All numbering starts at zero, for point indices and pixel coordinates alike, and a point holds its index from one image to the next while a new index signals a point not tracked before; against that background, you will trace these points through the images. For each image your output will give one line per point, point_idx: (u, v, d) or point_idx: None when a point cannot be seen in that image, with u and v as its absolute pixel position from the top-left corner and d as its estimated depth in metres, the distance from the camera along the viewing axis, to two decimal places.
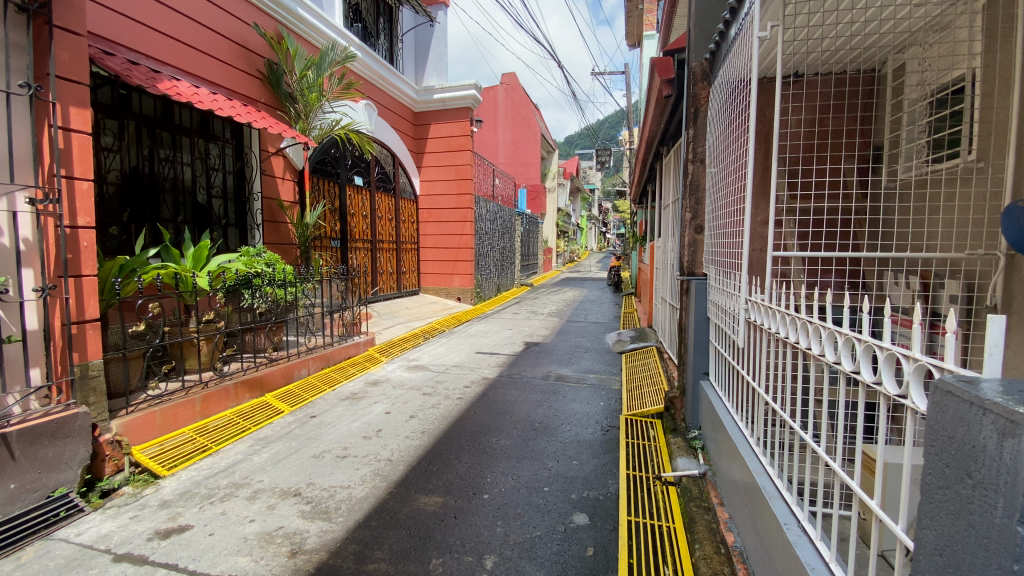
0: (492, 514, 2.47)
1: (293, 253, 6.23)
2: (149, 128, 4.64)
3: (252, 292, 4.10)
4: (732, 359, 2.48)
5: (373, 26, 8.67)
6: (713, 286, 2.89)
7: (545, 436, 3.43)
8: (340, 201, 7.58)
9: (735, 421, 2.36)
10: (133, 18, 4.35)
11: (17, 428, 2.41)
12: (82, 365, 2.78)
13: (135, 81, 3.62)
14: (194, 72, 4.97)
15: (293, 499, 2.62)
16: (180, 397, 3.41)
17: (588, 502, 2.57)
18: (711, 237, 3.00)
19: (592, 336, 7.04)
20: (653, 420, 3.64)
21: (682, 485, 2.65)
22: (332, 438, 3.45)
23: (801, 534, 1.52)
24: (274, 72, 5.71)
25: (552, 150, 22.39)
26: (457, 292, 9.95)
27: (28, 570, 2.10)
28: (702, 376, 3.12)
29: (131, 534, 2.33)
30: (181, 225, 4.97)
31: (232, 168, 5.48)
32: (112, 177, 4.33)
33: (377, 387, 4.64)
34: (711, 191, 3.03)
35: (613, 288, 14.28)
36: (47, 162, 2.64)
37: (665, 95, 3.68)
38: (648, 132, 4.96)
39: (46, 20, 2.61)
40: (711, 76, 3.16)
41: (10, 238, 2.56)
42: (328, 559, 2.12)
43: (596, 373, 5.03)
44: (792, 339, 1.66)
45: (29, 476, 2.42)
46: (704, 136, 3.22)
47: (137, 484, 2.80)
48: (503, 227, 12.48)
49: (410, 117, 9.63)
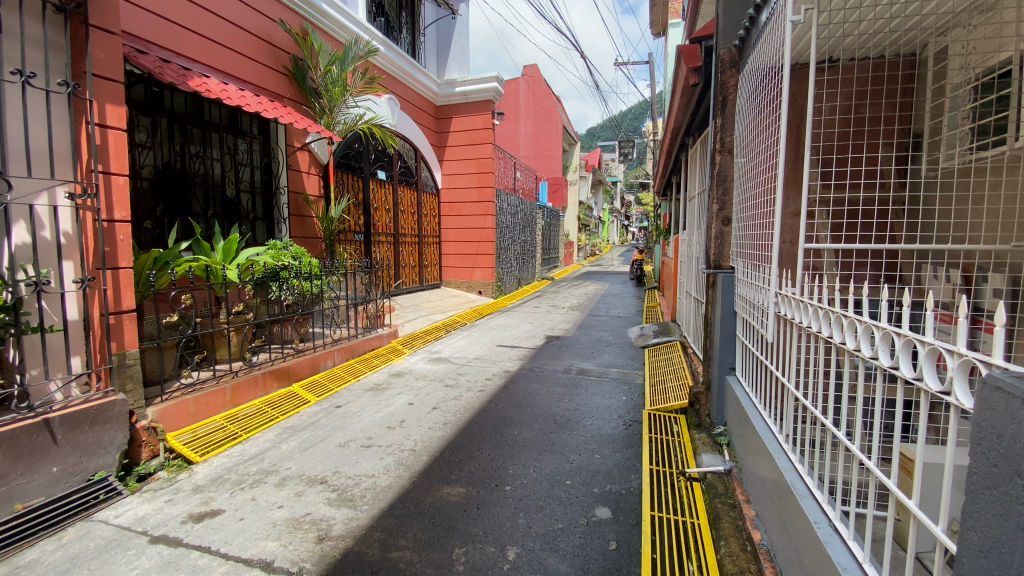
0: (514, 505, 2.48)
1: (318, 246, 6.33)
2: (180, 124, 4.76)
3: (280, 284, 4.18)
4: (760, 354, 2.43)
5: (396, 20, 8.74)
6: (741, 280, 2.83)
7: (567, 430, 3.42)
8: (363, 195, 7.67)
9: (764, 417, 2.31)
10: (165, 17, 4.47)
11: (60, 414, 2.52)
12: (119, 353, 2.89)
13: (167, 78, 3.70)
14: (222, 69, 5.07)
15: (320, 486, 2.68)
16: (210, 385, 3.51)
17: (611, 496, 2.56)
18: (739, 229, 2.93)
19: (614, 330, 6.97)
20: (676, 415, 3.59)
21: (707, 481, 2.63)
22: (356, 427, 3.51)
23: (832, 533, 1.49)
24: (299, 68, 5.77)
25: (573, 142, 22.27)
26: (478, 285, 9.99)
27: (69, 550, 2.20)
28: (728, 372, 3.06)
29: (167, 516, 2.43)
30: (211, 219, 5.10)
31: (260, 163, 5.59)
32: (146, 172, 4.48)
33: (400, 378, 4.71)
34: (739, 182, 2.94)
35: (635, 282, 14.11)
36: (84, 157, 2.74)
37: (692, 83, 3.58)
38: (672, 122, 4.84)
39: (82, 19, 2.71)
40: (740, 63, 3.06)
41: (50, 230, 2.66)
42: (353, 546, 2.16)
43: (618, 368, 4.99)
44: (826, 334, 1.59)
45: (71, 460, 2.54)
46: (733, 126, 3.14)
47: (171, 469, 2.91)
48: (524, 220, 12.45)
49: (432, 111, 9.67)
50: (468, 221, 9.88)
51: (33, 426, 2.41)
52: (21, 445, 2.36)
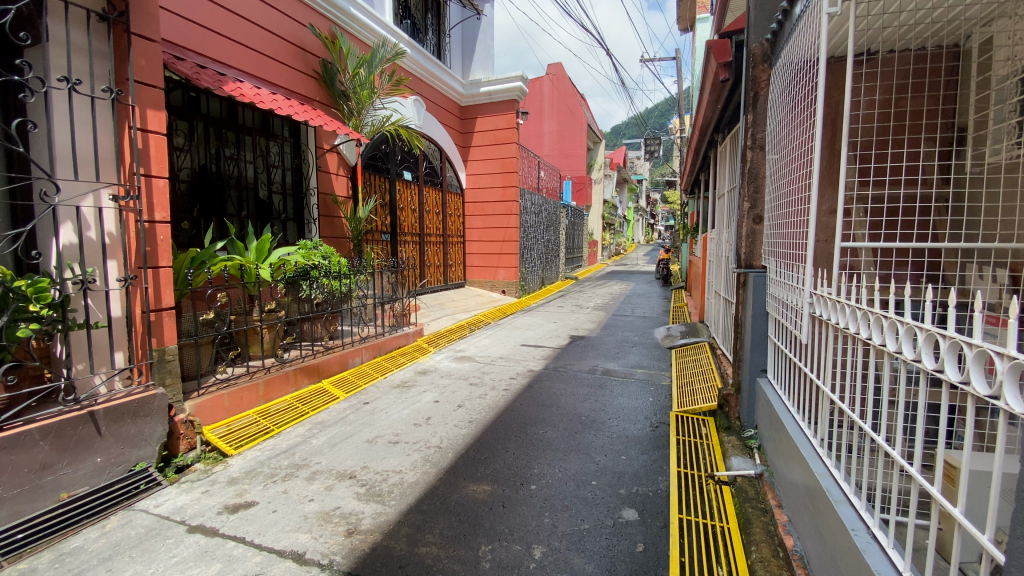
0: (540, 504, 2.48)
1: (346, 246, 6.45)
2: (215, 128, 4.91)
3: (310, 283, 4.29)
4: (793, 355, 2.37)
5: (422, 21, 8.84)
6: (773, 279, 2.77)
7: (592, 430, 3.40)
8: (390, 195, 7.79)
9: (797, 420, 2.25)
10: (202, 24, 4.62)
11: (104, 406, 2.63)
12: (159, 349, 3.01)
13: (203, 84, 3.82)
14: (255, 73, 5.21)
15: (349, 481, 2.73)
16: (244, 380, 3.61)
17: (638, 497, 2.53)
18: (771, 227, 2.86)
19: (640, 330, 6.89)
20: (705, 417, 3.53)
21: (737, 485, 2.57)
22: (384, 424, 3.57)
23: (870, 541, 1.44)
24: (328, 71, 5.89)
25: (598, 140, 22.13)
26: (501, 284, 10.01)
27: (112, 538, 2.30)
28: (759, 374, 2.99)
29: (203, 507, 2.51)
30: (245, 219, 5.25)
31: (291, 165, 5.73)
32: (184, 175, 4.65)
33: (426, 376, 4.76)
34: (772, 179, 2.87)
35: (661, 281, 13.90)
36: (127, 161, 2.87)
37: (722, 79, 3.51)
38: (701, 118, 4.75)
39: (123, 27, 2.83)
40: (773, 57, 2.98)
41: (96, 231, 2.80)
42: (381, 540, 2.20)
43: (644, 368, 4.94)
44: (865, 335, 1.53)
45: (114, 451, 2.66)
46: (765, 122, 3.07)
47: (207, 461, 3.02)
48: (548, 219, 12.42)
49: (456, 111, 9.73)
50: (492, 221, 9.90)
51: (78, 417, 2.52)
52: (67, 436, 2.47)
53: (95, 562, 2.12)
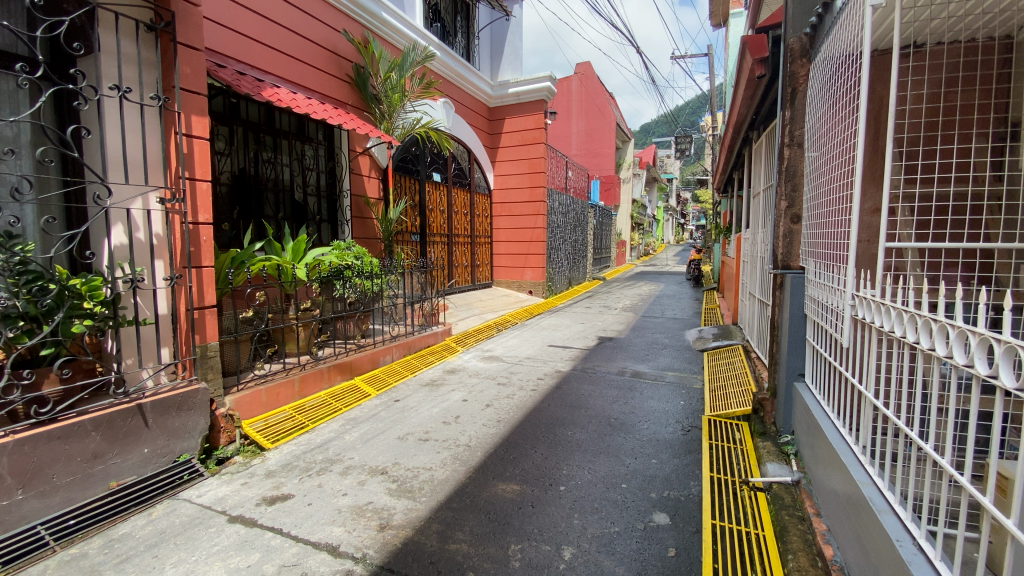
0: (569, 505, 2.47)
1: (377, 246, 6.57)
2: (254, 133, 5.09)
3: (343, 282, 4.39)
4: (833, 359, 2.29)
5: (451, 24, 8.94)
6: (812, 280, 2.68)
7: (622, 432, 3.37)
8: (419, 196, 7.91)
9: (837, 427, 2.18)
10: (242, 33, 4.80)
11: (152, 399, 2.77)
12: (202, 345, 3.14)
13: (243, 90, 3.96)
14: (292, 79, 5.37)
15: (381, 477, 2.79)
16: (281, 376, 3.72)
17: (669, 501, 2.50)
18: (810, 227, 2.77)
19: (670, 332, 6.78)
20: (739, 422, 3.44)
21: (773, 491, 2.50)
22: (414, 421, 3.62)
23: (916, 553, 1.39)
24: (361, 75, 6.02)
25: (627, 139, 21.88)
26: (529, 284, 10.00)
27: (159, 525, 2.41)
28: (797, 378, 2.90)
29: (243, 498, 2.61)
30: (281, 221, 5.42)
31: (325, 167, 5.87)
32: (224, 178, 4.83)
33: (454, 375, 4.81)
34: (811, 177, 2.78)
35: (692, 282, 13.62)
36: (173, 165, 3.01)
37: (758, 75, 3.42)
38: (735, 116, 4.65)
39: (170, 36, 2.96)
40: (812, 52, 2.89)
41: (145, 233, 2.93)
42: (413, 536, 2.24)
43: (675, 371, 4.85)
44: (911, 339, 1.47)
45: (160, 442, 2.79)
46: (804, 118, 2.98)
47: (246, 454, 3.13)
48: (576, 219, 12.35)
49: (485, 113, 9.78)
50: (520, 221, 9.91)
51: (127, 409, 2.65)
52: (118, 426, 2.60)
53: (142, 548, 2.22)
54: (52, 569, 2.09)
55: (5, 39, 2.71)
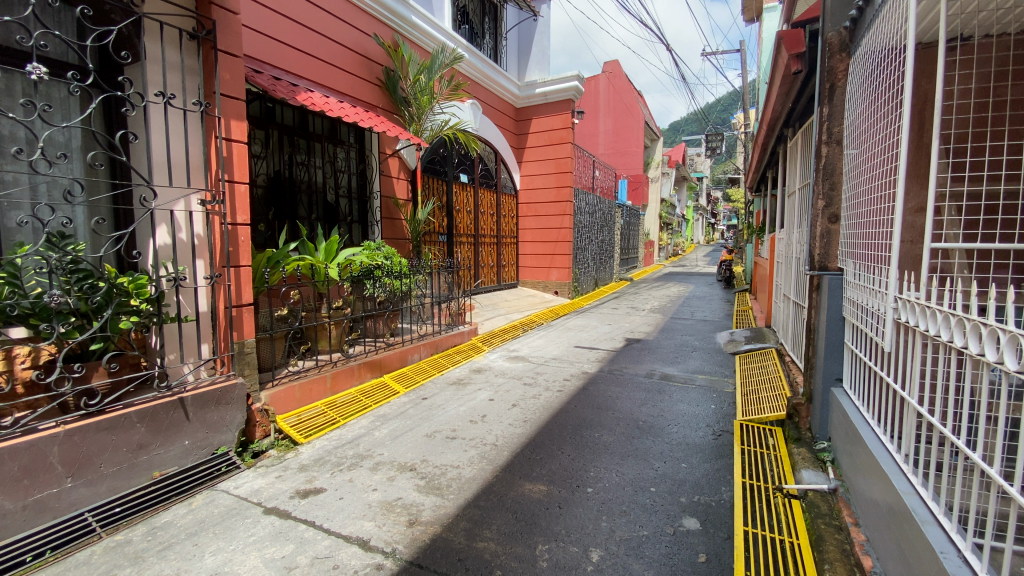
0: (597, 508, 2.46)
1: (406, 247, 6.67)
2: (288, 136, 5.23)
3: (373, 282, 4.46)
4: (873, 364, 2.20)
5: (479, 26, 9.01)
6: (851, 282, 2.59)
7: (650, 436, 3.33)
8: (447, 197, 7.99)
9: (877, 434, 2.10)
10: (279, 40, 4.95)
11: (192, 393, 2.88)
12: (240, 342, 3.26)
13: (279, 95, 4.09)
14: (325, 83, 5.51)
15: (410, 473, 2.83)
16: (313, 373, 3.83)
17: (700, 507, 2.45)
18: (849, 227, 2.68)
19: (700, 334, 6.65)
20: (772, 427, 3.35)
21: (808, 499, 2.43)
22: (442, 419, 3.67)
23: (962, 565, 1.33)
24: (391, 79, 6.13)
25: (656, 137, 21.59)
26: (555, 285, 9.98)
27: (199, 514, 2.51)
28: (834, 383, 2.81)
29: (277, 491, 2.69)
30: (314, 221, 5.56)
31: (356, 169, 6.00)
32: (261, 181, 4.99)
33: (481, 374, 4.85)
34: (849, 176, 2.70)
35: (723, 284, 13.32)
36: (214, 168, 3.12)
37: (794, 71, 3.33)
38: (769, 112, 4.52)
39: (211, 44, 3.08)
40: (852, 46, 2.79)
41: (187, 233, 3.05)
42: (441, 532, 2.26)
43: (705, 374, 4.76)
44: (958, 343, 1.41)
45: (200, 435, 2.91)
46: (843, 114, 2.88)
47: (280, 448, 3.23)
48: (603, 219, 12.26)
49: (512, 113, 9.81)
50: (547, 221, 9.88)
51: (169, 403, 2.77)
52: (161, 419, 2.72)
53: (183, 536, 2.32)
54: (100, 553, 2.19)
55: (58, 49, 2.87)
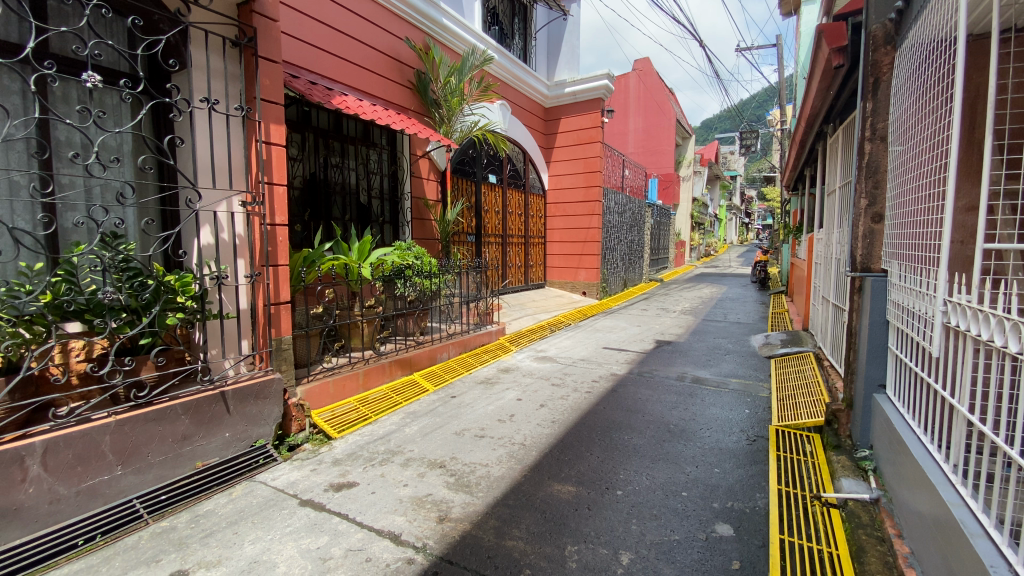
0: (627, 510, 2.44)
1: (435, 247, 6.76)
2: (323, 139, 5.38)
3: (404, 281, 4.53)
4: (920, 370, 2.11)
5: (509, 27, 9.04)
6: (896, 284, 2.49)
7: (682, 439, 3.27)
8: (475, 198, 8.06)
9: (924, 442, 2.01)
10: (315, 45, 5.08)
11: (233, 387, 2.99)
12: (278, 339, 3.37)
13: (316, 99, 4.19)
14: (359, 87, 5.63)
15: (439, 470, 2.87)
16: (346, 370, 3.92)
17: (733, 513, 2.40)
18: (894, 227, 2.58)
19: (734, 337, 6.50)
20: (810, 433, 3.25)
21: (848, 509, 2.35)
22: (471, 418, 3.70)
23: None
24: (422, 81, 6.22)
25: (688, 135, 21.20)
26: (583, 285, 9.92)
27: (239, 504, 2.61)
28: (877, 389, 2.71)
29: (312, 483, 2.77)
30: (348, 222, 5.69)
31: (388, 171, 6.11)
32: (297, 183, 5.14)
33: (509, 374, 4.87)
34: (894, 174, 2.60)
35: (758, 286, 12.96)
36: (254, 171, 3.23)
37: (836, 65, 3.22)
38: (808, 109, 4.38)
39: (252, 51, 3.19)
40: (899, 38, 2.68)
41: (229, 233, 3.17)
42: (470, 530, 2.29)
43: (739, 378, 4.65)
44: (1011, 348, 1.34)
45: (239, 428, 3.02)
46: (888, 109, 2.77)
47: (315, 442, 3.31)
48: (632, 219, 12.11)
49: (541, 113, 9.80)
50: (575, 221, 9.83)
51: (212, 396, 2.89)
52: (204, 412, 2.84)
53: (224, 524, 2.41)
54: (147, 538, 2.30)
55: (110, 57, 3.03)
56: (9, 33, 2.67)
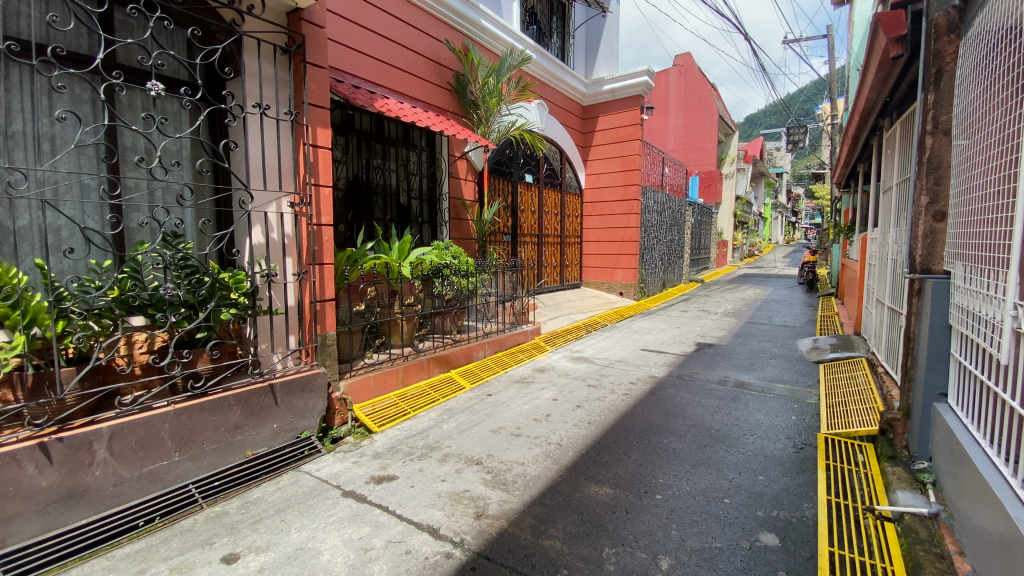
0: (666, 515, 2.40)
1: (472, 246, 6.82)
2: (366, 142, 5.52)
3: (442, 280, 4.60)
4: (985, 377, 1.98)
5: (547, 25, 9.02)
6: (959, 286, 2.35)
7: (724, 445, 3.19)
8: (512, 198, 8.09)
9: (988, 454, 1.89)
10: (359, 50, 5.23)
11: (281, 380, 3.13)
12: (322, 335, 3.49)
13: (359, 102, 4.32)
14: (400, 90, 5.76)
15: (476, 467, 2.91)
16: (386, 366, 4.02)
17: (779, 522, 2.32)
18: (957, 226, 2.43)
19: (779, 340, 6.26)
20: (863, 442, 3.09)
21: (903, 523, 2.23)
22: (507, 416, 3.73)
23: None
24: (461, 82, 6.29)
25: (731, 131, 20.59)
26: (619, 286, 9.79)
27: (286, 492, 2.72)
28: (937, 398, 2.55)
29: (354, 475, 2.86)
30: (389, 222, 5.83)
31: (427, 172, 6.23)
32: (341, 184, 5.31)
33: (544, 374, 4.87)
34: (958, 170, 2.44)
35: (805, 288, 12.43)
36: (302, 173, 3.36)
37: (893, 55, 3.05)
38: (863, 102, 4.17)
39: (301, 57, 3.32)
40: (964, 26, 2.51)
41: (278, 233, 3.31)
42: (507, 527, 2.31)
43: (785, 384, 4.47)
44: None
45: (286, 420, 3.15)
46: (952, 101, 2.61)
47: (357, 436, 3.41)
48: (672, 218, 11.86)
49: (579, 112, 9.73)
50: (612, 221, 9.71)
51: (261, 389, 3.02)
52: (254, 403, 2.98)
53: (272, 511, 2.52)
54: (201, 522, 2.44)
55: (172, 66, 3.22)
56: (81, 45, 2.88)
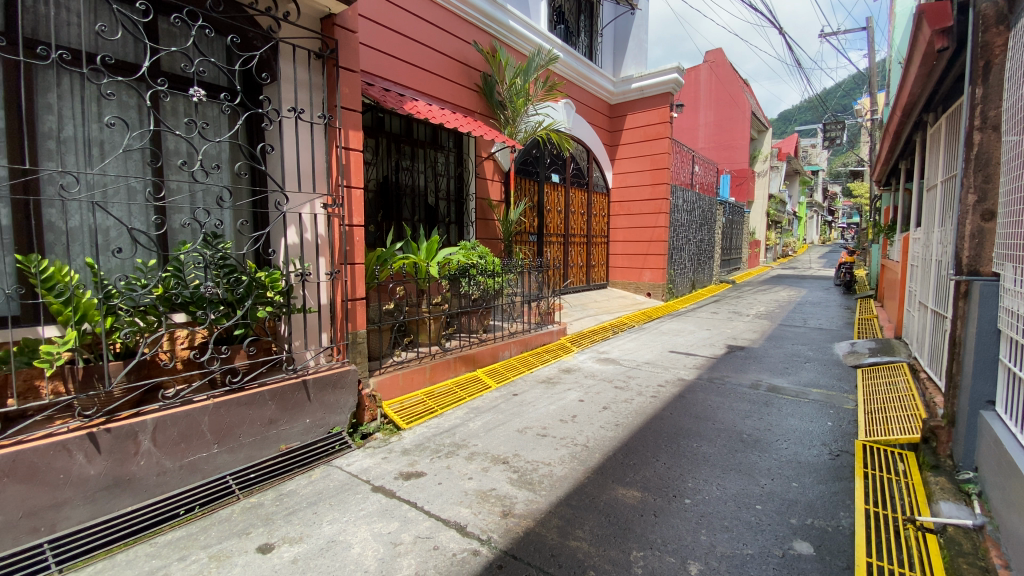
0: (695, 520, 2.37)
1: (499, 246, 6.86)
2: (396, 143, 5.62)
3: (468, 280, 4.64)
4: None
5: (575, 25, 8.99)
6: (1009, 289, 2.24)
7: (755, 450, 3.12)
8: (538, 197, 8.09)
9: None
10: (389, 53, 5.32)
11: (314, 376, 3.22)
12: (354, 333, 3.57)
13: (389, 105, 4.39)
14: (429, 91, 5.83)
15: (503, 466, 2.93)
16: (414, 364, 4.09)
17: (813, 530, 2.26)
18: (1007, 226, 2.32)
19: (814, 344, 6.06)
20: (903, 450, 2.98)
21: (947, 535, 2.14)
22: (533, 416, 3.74)
23: None
24: (488, 83, 6.33)
25: (764, 128, 20.05)
26: (647, 286, 9.66)
27: (318, 485, 2.80)
28: (984, 406, 2.44)
29: (384, 471, 2.92)
30: (417, 223, 5.92)
31: (454, 173, 6.30)
32: (371, 185, 5.42)
33: (570, 375, 4.86)
34: (1008, 167, 2.33)
35: (842, 289, 12.00)
36: (335, 174, 3.45)
37: (938, 48, 2.93)
38: (904, 96, 4.01)
39: (334, 62, 3.40)
40: (1014, 17, 2.39)
41: (312, 233, 3.41)
42: (534, 526, 2.32)
43: (820, 389, 4.34)
44: None
45: (318, 415, 3.24)
46: (1001, 95, 2.49)
47: (386, 432, 3.48)
48: (701, 218, 11.63)
49: (606, 111, 9.65)
50: (640, 221, 9.60)
51: (295, 384, 3.12)
52: (288, 398, 3.08)
53: (305, 504, 2.60)
54: (239, 512, 2.53)
55: (212, 73, 3.35)
56: (129, 54, 3.03)
